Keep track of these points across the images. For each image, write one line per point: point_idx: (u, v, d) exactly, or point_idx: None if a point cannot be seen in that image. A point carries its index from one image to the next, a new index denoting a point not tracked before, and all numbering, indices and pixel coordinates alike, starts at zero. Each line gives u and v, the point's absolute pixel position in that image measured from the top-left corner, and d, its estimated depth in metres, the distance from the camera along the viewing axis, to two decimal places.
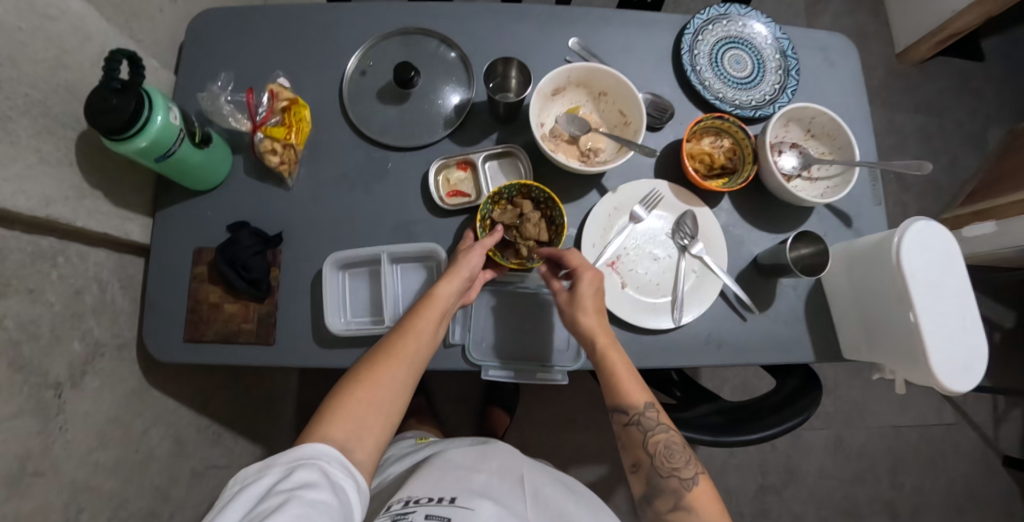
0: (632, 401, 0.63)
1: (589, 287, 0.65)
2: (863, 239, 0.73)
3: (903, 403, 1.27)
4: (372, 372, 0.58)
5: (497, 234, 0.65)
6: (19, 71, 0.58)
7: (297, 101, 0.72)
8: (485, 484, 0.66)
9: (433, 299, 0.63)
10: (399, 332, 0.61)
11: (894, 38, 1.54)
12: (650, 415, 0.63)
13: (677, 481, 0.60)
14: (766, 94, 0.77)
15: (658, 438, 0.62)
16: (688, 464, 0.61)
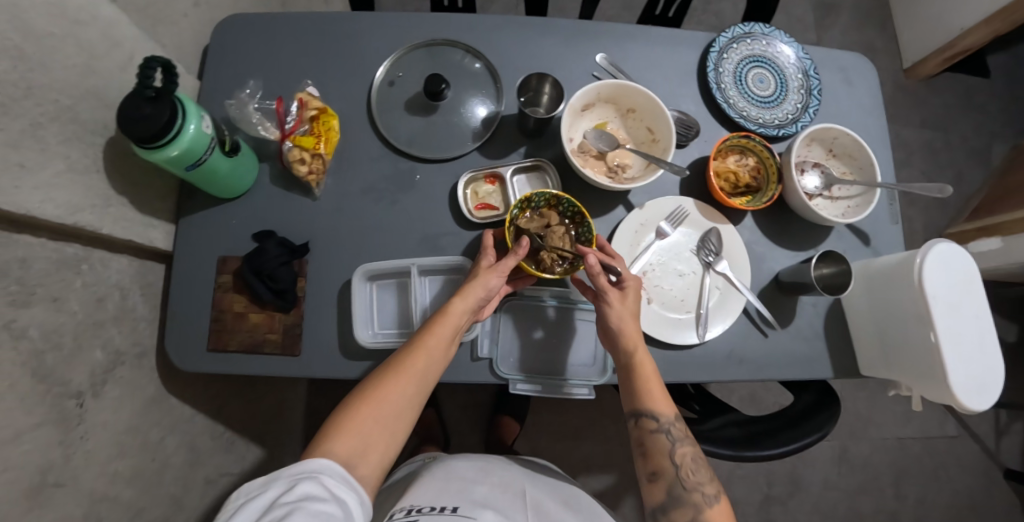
0: (664, 411, 0.63)
1: (630, 299, 0.65)
2: (883, 258, 0.74)
3: (907, 416, 1.29)
4: (380, 389, 0.58)
5: (524, 246, 0.62)
6: (48, 77, 0.57)
7: (326, 110, 0.70)
8: (486, 496, 0.67)
9: (445, 317, 0.62)
10: (411, 348, 0.61)
11: (903, 53, 1.57)
12: (677, 429, 0.63)
13: (700, 496, 0.60)
14: (789, 113, 0.78)
15: (683, 452, 0.62)
16: (712, 481, 0.61)
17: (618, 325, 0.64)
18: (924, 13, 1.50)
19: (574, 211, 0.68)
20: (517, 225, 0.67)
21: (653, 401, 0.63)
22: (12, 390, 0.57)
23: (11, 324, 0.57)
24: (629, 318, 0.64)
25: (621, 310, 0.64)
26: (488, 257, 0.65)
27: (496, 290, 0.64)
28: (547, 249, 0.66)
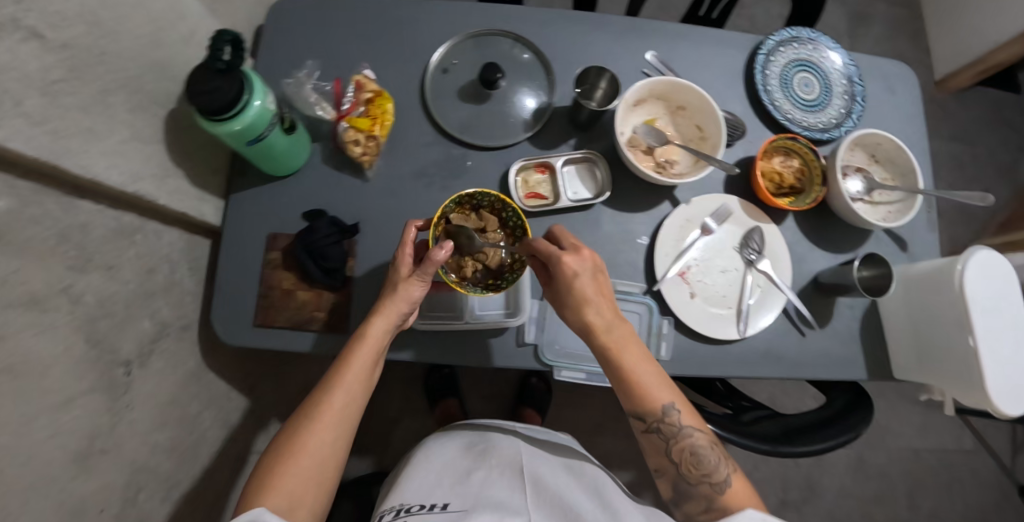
0: (655, 404, 0.59)
1: (590, 286, 0.61)
2: (921, 263, 0.74)
3: (926, 426, 1.32)
4: (300, 439, 0.57)
5: (446, 249, 0.57)
6: (119, 45, 0.58)
7: (381, 93, 0.72)
8: (479, 480, 0.63)
9: (364, 342, 0.60)
10: (328, 386, 0.60)
11: (935, 67, 1.59)
12: (673, 419, 0.59)
13: (709, 488, 0.57)
14: (833, 118, 0.79)
15: (682, 445, 0.59)
16: (718, 467, 0.58)
17: (578, 317, 0.61)
18: (958, 29, 1.52)
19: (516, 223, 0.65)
20: (448, 219, 0.63)
21: (639, 395, 0.60)
22: (67, 353, 0.57)
23: (69, 289, 0.57)
24: (589, 309, 0.60)
25: (581, 300, 0.60)
26: (403, 267, 0.62)
27: (418, 300, 0.62)
28: (468, 256, 0.63)
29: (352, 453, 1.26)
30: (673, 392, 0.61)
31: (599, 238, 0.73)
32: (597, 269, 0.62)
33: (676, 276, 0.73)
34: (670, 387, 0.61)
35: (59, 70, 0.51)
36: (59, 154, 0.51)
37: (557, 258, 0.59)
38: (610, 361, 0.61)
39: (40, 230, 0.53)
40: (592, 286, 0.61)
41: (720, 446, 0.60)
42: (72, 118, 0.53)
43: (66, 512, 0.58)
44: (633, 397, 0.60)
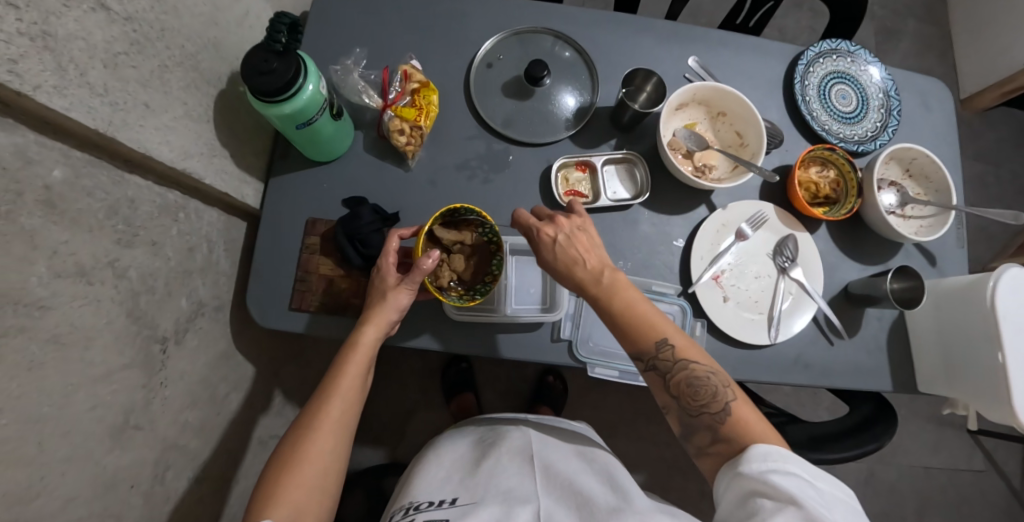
0: (648, 341, 0.58)
1: (572, 246, 0.61)
2: (954, 278, 0.72)
3: (937, 445, 1.35)
4: (296, 452, 0.55)
5: (427, 266, 0.58)
6: (179, 22, 0.58)
7: (427, 85, 0.72)
8: (488, 469, 0.56)
9: (356, 349, 0.60)
10: (321, 398, 0.58)
11: (961, 86, 1.61)
12: (668, 355, 0.57)
13: (710, 418, 0.54)
14: (868, 131, 0.80)
15: (679, 378, 0.56)
16: (717, 395, 0.54)
17: (566, 274, 0.61)
18: (986, 50, 1.54)
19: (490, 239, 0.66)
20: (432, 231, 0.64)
21: (633, 335, 0.58)
22: (109, 326, 0.57)
23: (115, 263, 0.57)
24: (575, 265, 0.60)
25: (566, 259, 0.61)
26: (390, 275, 0.62)
27: (407, 308, 0.63)
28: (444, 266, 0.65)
29: (366, 443, 1.26)
30: (668, 327, 0.58)
31: (635, 238, 0.75)
32: (578, 229, 0.63)
33: (710, 280, 0.74)
34: (664, 323, 0.58)
35: (122, 43, 0.51)
36: (117, 127, 0.51)
37: (535, 231, 0.62)
38: (602, 306, 0.60)
39: (92, 202, 0.54)
40: (578, 243, 0.61)
41: (722, 374, 0.56)
42: (131, 91, 0.53)
43: (100, 486, 0.58)
44: (628, 338, 0.59)
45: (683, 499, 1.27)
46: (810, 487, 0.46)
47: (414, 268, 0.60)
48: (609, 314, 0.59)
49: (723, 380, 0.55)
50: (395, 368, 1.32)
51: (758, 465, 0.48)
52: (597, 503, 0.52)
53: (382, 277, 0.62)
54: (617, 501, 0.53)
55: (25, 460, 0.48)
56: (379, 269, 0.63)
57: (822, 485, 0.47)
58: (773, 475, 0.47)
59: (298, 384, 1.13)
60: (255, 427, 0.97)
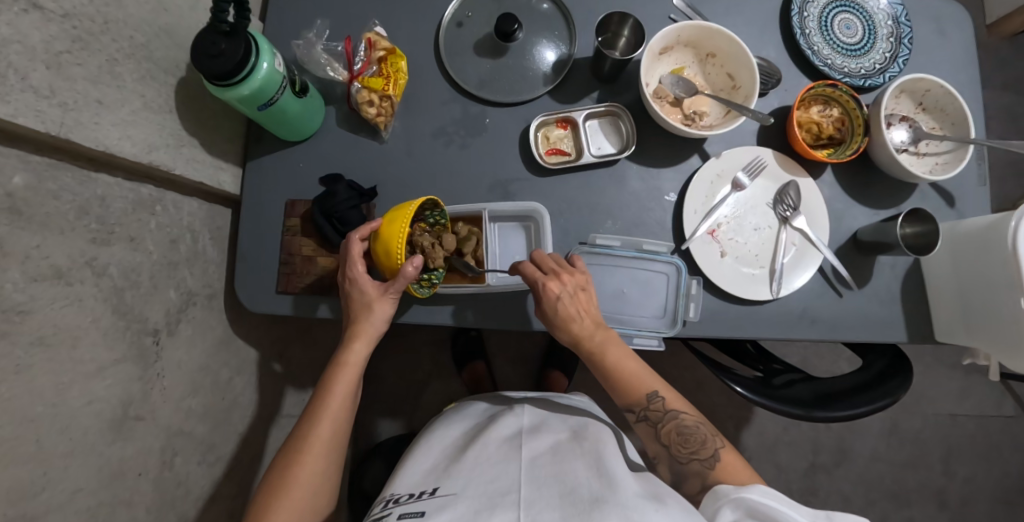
0: (639, 394, 0.60)
1: (573, 305, 0.61)
2: (972, 221, 0.67)
3: (963, 393, 1.30)
4: (288, 476, 0.54)
5: (410, 273, 0.56)
6: (124, 12, 0.56)
7: (394, 51, 0.69)
8: (471, 457, 0.51)
9: (345, 367, 0.59)
10: (310, 419, 0.56)
11: (987, 8, 1.47)
12: (658, 406, 0.59)
13: (699, 464, 0.56)
14: (876, 63, 0.73)
15: (669, 427, 0.58)
16: (706, 442, 0.57)
17: (563, 329, 0.61)
18: None
19: (439, 222, 0.66)
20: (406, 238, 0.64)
21: (625, 389, 0.60)
22: (95, 325, 0.58)
23: (93, 262, 0.57)
24: (573, 323, 0.61)
25: (565, 317, 0.61)
26: (369, 286, 0.59)
27: (391, 316, 0.62)
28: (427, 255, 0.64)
29: (383, 416, 1.29)
30: (659, 381, 0.61)
31: (624, 195, 0.71)
32: (580, 286, 0.62)
33: (706, 235, 0.70)
34: (655, 377, 0.61)
35: (63, 41, 0.49)
36: (70, 127, 0.50)
37: (540, 284, 0.60)
38: (595, 363, 0.62)
39: (60, 204, 0.53)
40: (575, 305, 0.61)
41: (708, 424, 0.59)
42: (81, 89, 0.52)
43: (106, 477, 0.60)
44: (619, 391, 0.61)
45: None
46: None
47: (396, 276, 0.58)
48: (602, 370, 0.61)
49: (710, 429, 0.58)
50: (405, 342, 1.33)
51: (759, 496, 0.48)
52: (582, 490, 0.45)
53: (365, 291, 0.60)
54: (604, 486, 0.46)
55: (24, 458, 0.49)
56: (354, 281, 0.60)
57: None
58: (779, 510, 0.46)
59: (308, 364, 1.15)
60: (270, 409, 0.99)
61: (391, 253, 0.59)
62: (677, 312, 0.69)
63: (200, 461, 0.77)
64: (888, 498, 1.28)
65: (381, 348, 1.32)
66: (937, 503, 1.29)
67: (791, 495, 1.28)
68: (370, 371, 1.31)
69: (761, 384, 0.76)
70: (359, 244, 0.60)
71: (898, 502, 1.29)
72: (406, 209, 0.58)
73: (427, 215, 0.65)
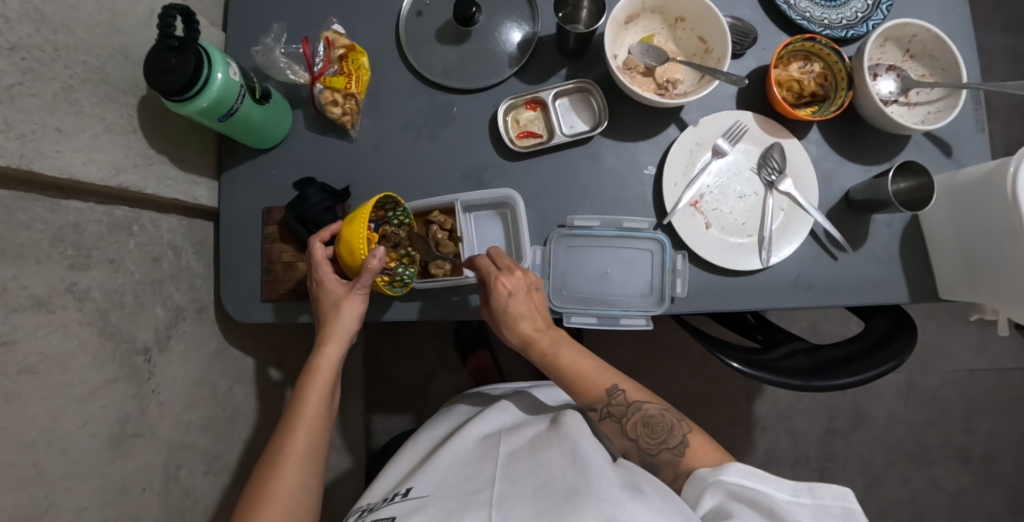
0: (600, 389, 0.59)
1: (526, 304, 0.62)
2: (969, 169, 0.63)
3: (982, 347, 1.26)
4: (269, 488, 0.56)
5: (374, 263, 0.57)
6: (74, 37, 0.56)
7: (354, 47, 0.68)
8: (448, 463, 0.54)
9: (319, 371, 0.63)
10: (285, 431, 0.59)
11: None
12: (620, 399, 0.58)
13: (669, 453, 0.53)
14: (858, 12, 0.70)
15: (635, 419, 0.57)
16: (673, 429, 0.55)
17: (514, 329, 0.62)
18: None
19: (403, 221, 0.66)
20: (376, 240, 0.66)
21: (583, 385, 0.60)
22: (83, 349, 0.59)
23: (73, 287, 0.58)
24: (524, 322, 0.62)
25: (515, 316, 0.62)
26: (337, 285, 0.62)
27: (361, 314, 0.64)
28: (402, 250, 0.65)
29: (393, 412, 1.30)
30: (616, 375, 0.61)
31: (600, 174, 0.69)
32: (533, 287, 0.63)
33: (688, 207, 0.68)
34: (614, 373, 0.61)
35: (14, 74, 0.49)
36: (31, 158, 0.50)
37: (493, 281, 0.60)
38: (550, 363, 0.62)
39: (32, 234, 0.54)
40: (527, 305, 0.62)
41: (672, 411, 0.57)
42: (37, 119, 0.51)
43: (110, 495, 0.61)
44: (577, 389, 0.60)
45: (713, 429, 1.26)
46: (791, 502, 0.46)
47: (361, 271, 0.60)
48: (557, 370, 0.61)
49: (675, 415, 0.56)
50: (407, 338, 1.33)
51: (737, 477, 0.47)
52: (556, 481, 0.46)
53: (332, 292, 0.63)
54: (578, 473, 0.47)
55: (22, 485, 0.50)
56: (321, 282, 0.63)
57: (807, 495, 0.46)
58: (760, 489, 0.46)
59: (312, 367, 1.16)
60: (276, 415, 1.01)
61: (354, 251, 0.61)
62: (664, 289, 0.67)
63: (206, 471, 0.79)
64: (909, 459, 1.26)
65: (385, 346, 1.33)
66: (960, 460, 1.26)
67: (808, 462, 1.26)
68: (376, 369, 1.32)
69: (757, 356, 0.75)
70: (321, 245, 0.63)
71: (920, 462, 1.26)
72: (365, 206, 0.60)
73: (393, 214, 0.66)
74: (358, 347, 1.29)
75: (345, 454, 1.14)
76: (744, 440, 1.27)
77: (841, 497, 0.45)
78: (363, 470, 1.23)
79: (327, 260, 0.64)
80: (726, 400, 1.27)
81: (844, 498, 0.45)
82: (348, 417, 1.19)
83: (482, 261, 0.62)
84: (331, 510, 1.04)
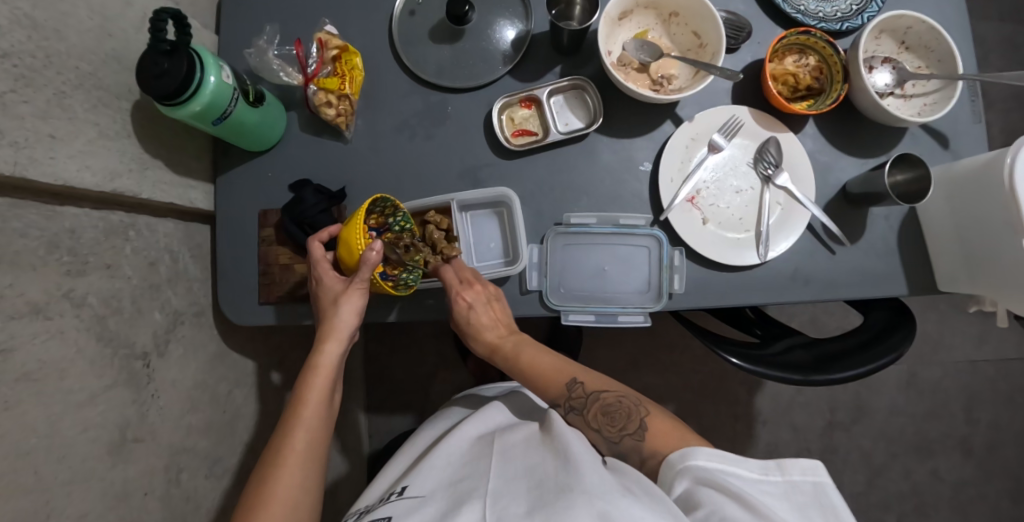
0: (560, 386, 0.62)
1: (486, 314, 0.66)
2: (966, 161, 0.63)
3: (983, 338, 1.26)
4: (267, 491, 0.56)
5: (372, 255, 0.57)
6: (66, 42, 0.55)
7: (347, 48, 0.68)
8: (444, 462, 0.54)
9: (318, 369, 0.63)
10: (283, 433, 0.59)
11: None
12: (579, 392, 0.61)
13: (630, 439, 0.54)
14: (853, 4, 0.69)
15: (594, 410, 0.58)
16: (631, 415, 0.55)
17: (479, 338, 0.67)
18: None
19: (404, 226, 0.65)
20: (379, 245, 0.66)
21: (545, 384, 0.63)
22: (81, 355, 0.59)
23: (70, 293, 0.58)
24: (487, 331, 0.67)
25: (478, 327, 0.66)
26: (335, 282, 0.62)
27: (361, 310, 0.63)
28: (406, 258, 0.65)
29: (394, 412, 1.31)
30: (576, 371, 0.63)
31: (596, 171, 0.69)
32: (493, 297, 0.66)
33: (685, 202, 0.68)
34: (574, 369, 0.64)
35: (7, 81, 0.48)
36: (25, 165, 0.49)
37: (452, 293, 0.64)
38: (516, 368, 0.67)
39: (28, 242, 0.53)
40: (488, 314, 0.66)
41: (632, 396, 0.58)
42: (31, 126, 0.51)
43: (112, 500, 0.61)
44: (540, 388, 0.64)
45: (714, 423, 1.26)
46: (762, 480, 0.45)
47: (360, 264, 0.59)
48: (521, 372, 0.66)
49: (634, 399, 0.57)
50: (407, 338, 1.33)
51: (705, 462, 0.46)
52: (550, 480, 0.46)
53: (331, 289, 0.63)
54: (571, 471, 0.46)
55: (22, 491, 0.50)
56: (320, 280, 0.63)
57: (776, 472, 0.45)
58: (726, 472, 0.45)
59: None
60: (276, 417, 1.01)
61: (353, 246, 0.61)
62: (662, 285, 0.67)
63: (208, 474, 0.79)
64: (912, 451, 1.26)
65: (385, 347, 1.33)
66: (962, 451, 1.26)
67: (809, 455, 1.26)
68: (376, 369, 1.32)
69: (755, 351, 0.75)
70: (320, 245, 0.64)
71: (922, 454, 1.26)
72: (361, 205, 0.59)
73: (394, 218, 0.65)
74: (359, 347, 1.29)
75: (347, 454, 1.14)
76: (745, 435, 1.27)
77: (810, 469, 0.44)
78: (365, 470, 1.23)
79: (325, 260, 0.64)
80: (727, 394, 1.27)
81: (814, 470, 0.45)
82: (349, 418, 1.20)
83: (441, 269, 0.65)
84: (333, 511, 1.04)
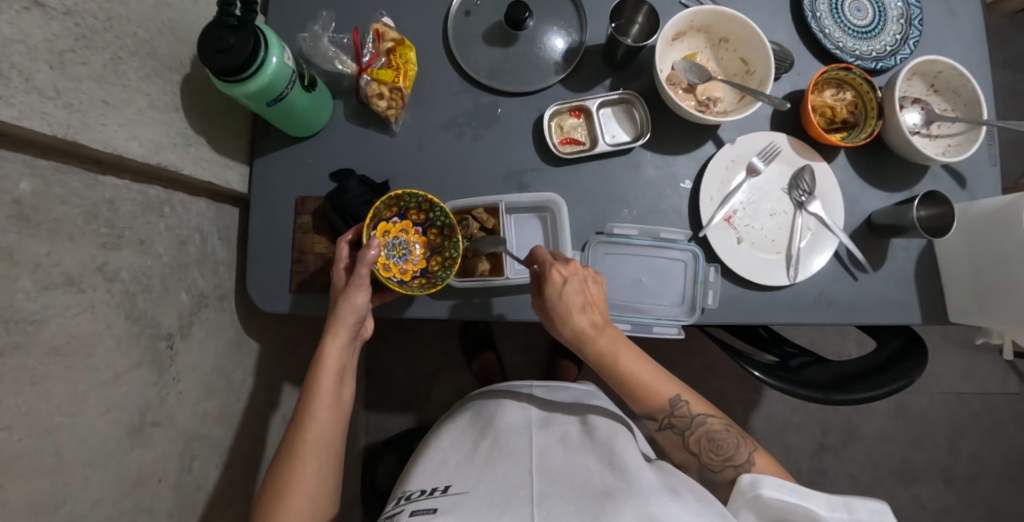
0: (661, 400, 0.60)
1: (583, 299, 0.60)
2: (987, 201, 0.67)
3: (969, 372, 1.32)
4: (286, 481, 0.55)
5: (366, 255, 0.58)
6: (127, 8, 0.54)
7: (403, 42, 0.68)
8: (485, 455, 0.54)
9: (323, 366, 0.60)
10: (298, 424, 0.58)
11: None
12: (683, 411, 0.60)
13: (732, 470, 0.56)
14: (887, 45, 0.73)
15: (699, 434, 0.59)
16: (737, 448, 0.57)
17: (568, 324, 0.60)
18: None
19: (443, 223, 0.67)
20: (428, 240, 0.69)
21: (644, 395, 0.60)
22: (109, 332, 0.56)
23: (105, 266, 0.56)
24: (581, 316, 0.60)
25: (572, 311, 0.60)
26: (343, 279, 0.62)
27: (365, 307, 0.62)
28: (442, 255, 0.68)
29: (394, 410, 1.29)
30: (676, 384, 0.61)
31: (638, 183, 0.71)
32: (591, 282, 0.62)
33: (722, 221, 0.70)
34: (672, 382, 0.61)
35: (67, 40, 0.47)
36: (77, 129, 0.48)
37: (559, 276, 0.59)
38: (607, 365, 0.60)
39: (68, 209, 0.52)
40: (586, 299, 0.60)
41: (735, 428, 0.59)
42: (86, 89, 0.49)
43: (128, 484, 0.59)
44: (637, 398, 0.60)
45: None
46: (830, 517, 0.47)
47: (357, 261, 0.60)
48: (612, 371, 0.60)
49: (738, 432, 0.59)
50: (413, 334, 1.32)
51: (774, 492, 0.49)
52: (599, 484, 0.47)
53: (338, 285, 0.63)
54: (618, 476, 0.48)
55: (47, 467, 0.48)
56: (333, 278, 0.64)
57: (843, 509, 0.47)
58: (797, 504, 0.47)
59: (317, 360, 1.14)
60: (281, 409, 0.98)
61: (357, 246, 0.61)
62: (696, 299, 0.69)
63: (218, 463, 0.77)
64: (896, 477, 1.31)
65: (389, 343, 1.31)
66: (943, 480, 1.31)
67: (800, 476, 1.30)
68: (378, 366, 1.31)
69: (777, 367, 0.77)
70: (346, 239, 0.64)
71: (905, 480, 1.31)
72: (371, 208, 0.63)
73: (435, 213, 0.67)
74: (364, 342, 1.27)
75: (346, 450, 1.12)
76: None
77: (879, 513, 0.46)
78: (361, 468, 1.21)
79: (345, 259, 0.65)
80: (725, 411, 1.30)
81: (882, 513, 0.46)
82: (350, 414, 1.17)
83: (550, 259, 0.61)
84: None
